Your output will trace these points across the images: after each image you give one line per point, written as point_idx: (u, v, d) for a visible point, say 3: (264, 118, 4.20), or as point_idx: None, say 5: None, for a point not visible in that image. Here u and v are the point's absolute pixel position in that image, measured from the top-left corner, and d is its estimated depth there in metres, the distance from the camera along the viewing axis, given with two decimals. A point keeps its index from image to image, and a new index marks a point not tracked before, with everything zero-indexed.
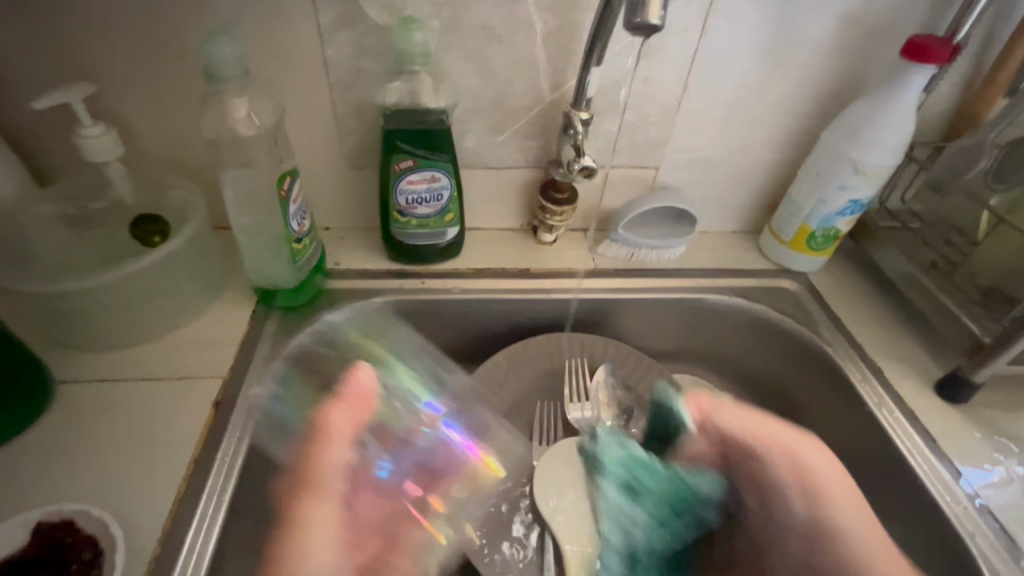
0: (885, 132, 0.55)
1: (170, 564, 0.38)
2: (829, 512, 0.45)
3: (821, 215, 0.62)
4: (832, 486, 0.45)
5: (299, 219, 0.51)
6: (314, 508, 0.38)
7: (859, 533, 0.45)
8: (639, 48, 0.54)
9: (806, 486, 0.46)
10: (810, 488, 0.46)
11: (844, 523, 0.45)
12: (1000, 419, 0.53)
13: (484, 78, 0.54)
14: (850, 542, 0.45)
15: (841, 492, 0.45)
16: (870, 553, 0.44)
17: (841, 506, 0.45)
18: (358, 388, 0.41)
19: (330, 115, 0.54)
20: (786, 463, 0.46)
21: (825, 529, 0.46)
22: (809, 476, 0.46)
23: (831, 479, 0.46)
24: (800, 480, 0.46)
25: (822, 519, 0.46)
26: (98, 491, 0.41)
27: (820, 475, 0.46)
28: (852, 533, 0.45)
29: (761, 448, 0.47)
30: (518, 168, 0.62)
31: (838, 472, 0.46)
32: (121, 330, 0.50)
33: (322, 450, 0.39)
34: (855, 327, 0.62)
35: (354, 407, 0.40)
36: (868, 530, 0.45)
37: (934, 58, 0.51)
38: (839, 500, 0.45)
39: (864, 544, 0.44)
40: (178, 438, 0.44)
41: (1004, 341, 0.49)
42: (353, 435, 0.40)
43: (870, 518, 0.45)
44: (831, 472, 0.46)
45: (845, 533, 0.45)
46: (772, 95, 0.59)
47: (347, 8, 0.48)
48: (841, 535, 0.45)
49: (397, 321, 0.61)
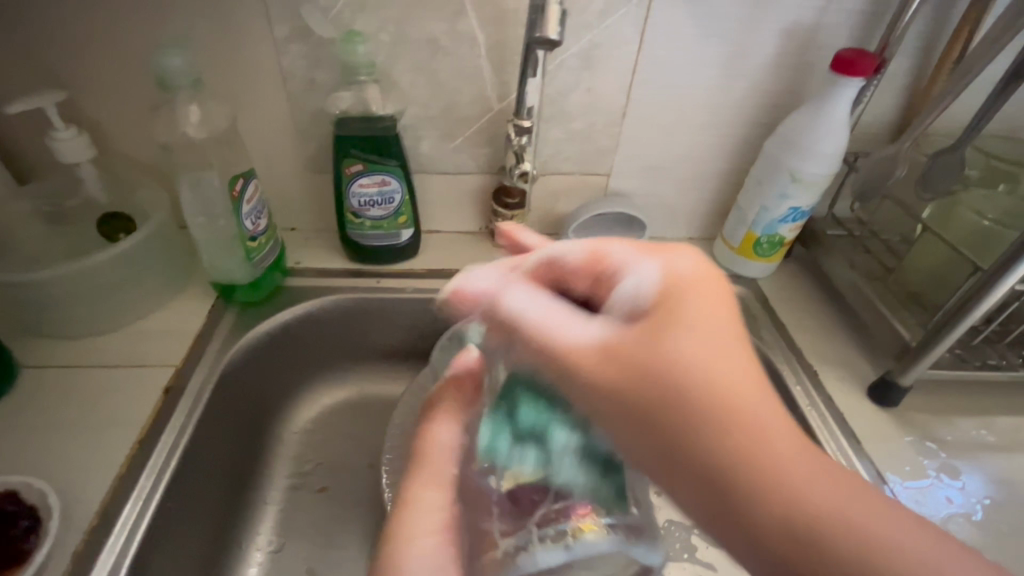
0: (819, 142, 0.57)
1: (106, 533, 0.41)
2: (759, 488, 0.25)
3: (765, 222, 0.64)
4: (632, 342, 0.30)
5: (253, 219, 0.54)
6: (422, 506, 0.35)
7: (800, 470, 0.26)
8: (580, 60, 0.57)
9: (663, 392, 0.27)
10: (655, 365, 0.28)
11: (787, 476, 0.25)
12: (926, 423, 0.55)
13: (433, 88, 0.57)
14: (793, 493, 0.25)
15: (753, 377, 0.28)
16: (818, 503, 0.25)
17: (695, 404, 0.27)
18: (458, 376, 0.42)
19: (288, 122, 0.58)
20: (589, 325, 0.31)
21: (767, 474, 0.25)
22: (618, 354, 0.29)
23: (716, 346, 0.28)
24: (704, 397, 0.27)
25: (769, 485, 0.25)
26: (51, 465, 0.45)
27: (677, 344, 0.28)
28: (693, 508, 0.26)
29: (542, 337, 0.31)
30: (472, 173, 0.64)
31: (708, 320, 0.29)
32: (85, 320, 0.54)
33: (426, 438, 0.39)
34: (797, 332, 0.63)
35: (458, 399, 0.41)
36: (786, 440, 0.26)
37: (860, 71, 0.52)
38: (717, 396, 0.27)
39: (729, 458, 0.26)
40: (128, 420, 0.48)
41: (927, 345, 0.51)
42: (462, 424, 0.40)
43: (794, 457, 0.26)
44: (718, 386, 0.27)
45: (749, 484, 0.25)
46: (714, 106, 0.62)
47: (298, 23, 0.51)
48: (715, 457, 0.26)
49: (353, 318, 0.64)
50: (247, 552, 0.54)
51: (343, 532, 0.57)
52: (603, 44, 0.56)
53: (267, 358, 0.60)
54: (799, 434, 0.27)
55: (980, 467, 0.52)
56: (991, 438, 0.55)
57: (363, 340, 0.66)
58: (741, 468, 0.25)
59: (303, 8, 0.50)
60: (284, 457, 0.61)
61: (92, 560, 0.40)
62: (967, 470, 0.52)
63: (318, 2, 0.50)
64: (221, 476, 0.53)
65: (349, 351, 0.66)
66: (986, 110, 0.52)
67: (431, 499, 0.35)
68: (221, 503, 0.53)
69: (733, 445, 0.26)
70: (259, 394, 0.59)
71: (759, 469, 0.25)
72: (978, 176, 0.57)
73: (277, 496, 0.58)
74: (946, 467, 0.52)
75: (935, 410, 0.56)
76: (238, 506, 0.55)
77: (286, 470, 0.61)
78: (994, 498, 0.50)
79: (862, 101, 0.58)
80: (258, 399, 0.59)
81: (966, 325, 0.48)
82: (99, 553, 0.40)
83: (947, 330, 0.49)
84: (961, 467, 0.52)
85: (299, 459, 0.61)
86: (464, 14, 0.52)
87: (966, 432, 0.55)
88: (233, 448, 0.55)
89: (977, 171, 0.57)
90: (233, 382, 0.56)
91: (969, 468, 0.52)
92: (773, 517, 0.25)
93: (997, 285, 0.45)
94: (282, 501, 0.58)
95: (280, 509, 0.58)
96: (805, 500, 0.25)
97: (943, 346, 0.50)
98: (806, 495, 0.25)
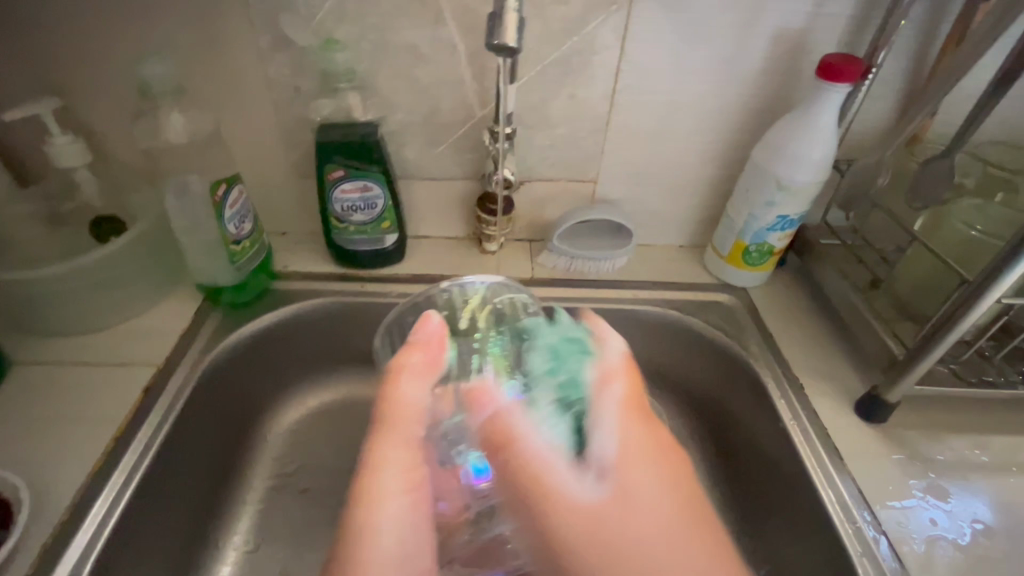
0: (805, 149, 0.56)
1: (76, 527, 0.43)
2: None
3: (752, 230, 0.62)
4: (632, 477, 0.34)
5: (236, 222, 0.55)
6: (392, 458, 0.35)
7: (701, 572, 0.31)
8: (561, 67, 0.57)
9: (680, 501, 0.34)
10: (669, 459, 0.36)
11: None
12: (914, 441, 0.53)
13: (414, 95, 0.57)
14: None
15: (687, 501, 0.34)
16: (714, 574, 0.32)
17: (665, 496, 0.34)
18: (427, 333, 0.39)
19: (275, 128, 0.59)
20: (616, 444, 0.35)
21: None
22: (649, 453, 0.35)
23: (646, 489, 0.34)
24: (671, 505, 0.34)
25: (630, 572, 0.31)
26: (32, 458, 0.47)
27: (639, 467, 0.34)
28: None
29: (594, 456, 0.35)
30: (457, 180, 0.65)
31: (668, 471, 0.35)
32: (75, 319, 0.55)
33: (392, 393, 0.37)
34: (785, 344, 0.61)
35: (424, 360, 0.38)
36: (695, 546, 0.32)
37: (845, 77, 0.51)
38: (657, 504, 0.33)
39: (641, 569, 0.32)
40: (108, 416, 0.50)
41: (913, 359, 0.49)
42: (429, 378, 0.38)
43: (708, 544, 0.33)
44: (651, 503, 0.33)
45: (651, 573, 0.31)
46: (700, 113, 0.61)
47: (281, 32, 0.52)
48: (657, 542, 0.32)
49: (338, 322, 0.65)
50: (223, 551, 0.55)
51: (319, 535, 0.57)
52: (583, 50, 0.56)
53: (250, 359, 0.61)
54: (712, 521, 0.34)
55: (971, 488, 0.50)
56: (984, 459, 0.53)
57: (348, 343, 0.66)
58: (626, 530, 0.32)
59: (285, 18, 0.52)
60: (266, 458, 0.62)
61: (61, 553, 0.41)
62: (956, 492, 0.50)
63: (299, 12, 0.51)
64: (199, 474, 0.54)
65: (334, 354, 0.67)
66: (975, 112, 0.50)
67: (400, 451, 0.36)
68: (197, 501, 0.54)
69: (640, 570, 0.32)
70: (241, 395, 0.60)
71: (679, 553, 0.32)
72: (974, 184, 0.55)
73: (255, 496, 0.59)
74: (934, 487, 0.50)
75: (925, 428, 0.54)
76: (216, 505, 0.56)
77: (267, 470, 0.61)
78: (983, 522, 0.48)
79: (851, 106, 0.57)
80: (241, 400, 0.60)
81: (951, 339, 0.46)
82: (67, 548, 0.42)
83: (933, 344, 0.47)
84: (950, 488, 0.50)
85: (280, 460, 0.62)
86: (442, 22, 0.53)
87: (958, 451, 0.53)
88: (212, 448, 0.56)
89: (972, 178, 0.55)
90: (214, 382, 0.56)
91: (958, 489, 0.50)
92: None
93: (981, 299, 0.43)
94: (260, 502, 0.59)
95: (259, 509, 0.59)
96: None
97: (929, 360, 0.48)
98: (691, 574, 0.31)
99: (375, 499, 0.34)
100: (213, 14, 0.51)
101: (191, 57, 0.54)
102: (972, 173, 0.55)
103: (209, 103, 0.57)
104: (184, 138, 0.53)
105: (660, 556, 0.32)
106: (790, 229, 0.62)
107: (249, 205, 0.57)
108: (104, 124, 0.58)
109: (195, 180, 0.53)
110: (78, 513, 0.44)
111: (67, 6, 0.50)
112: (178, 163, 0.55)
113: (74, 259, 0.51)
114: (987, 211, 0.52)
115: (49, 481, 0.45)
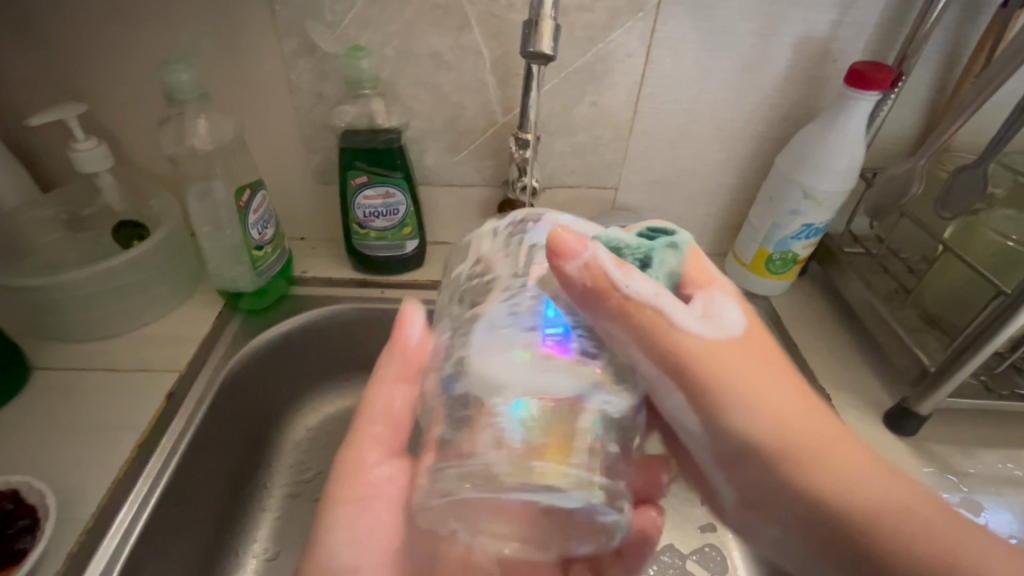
0: (832, 157, 0.55)
1: (100, 536, 0.42)
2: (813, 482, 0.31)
3: (776, 239, 0.62)
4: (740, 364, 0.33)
5: (258, 228, 0.55)
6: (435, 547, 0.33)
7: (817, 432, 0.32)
8: (585, 74, 0.56)
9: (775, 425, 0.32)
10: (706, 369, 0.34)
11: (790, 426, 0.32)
12: (945, 455, 0.52)
13: (436, 102, 0.57)
14: (821, 471, 0.31)
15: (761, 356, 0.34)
16: (860, 467, 0.31)
17: (745, 386, 0.33)
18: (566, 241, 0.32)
19: (296, 135, 0.59)
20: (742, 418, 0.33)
21: (783, 445, 0.32)
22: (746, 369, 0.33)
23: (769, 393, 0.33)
24: (723, 379, 0.33)
25: (809, 469, 0.31)
26: (53, 466, 0.46)
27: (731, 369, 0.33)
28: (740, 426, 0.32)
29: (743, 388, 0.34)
30: (477, 186, 0.64)
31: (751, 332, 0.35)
32: (96, 324, 0.55)
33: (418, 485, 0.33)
34: (810, 353, 0.61)
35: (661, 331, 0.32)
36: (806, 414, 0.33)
37: (875, 86, 0.50)
38: (747, 367, 0.33)
39: (800, 445, 0.32)
40: (129, 423, 0.49)
41: (945, 372, 0.48)
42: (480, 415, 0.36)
43: (861, 447, 0.32)
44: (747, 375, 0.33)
45: (808, 467, 0.31)
46: (723, 120, 0.60)
47: (305, 38, 0.52)
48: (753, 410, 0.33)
49: (357, 328, 0.64)
50: (243, 561, 0.54)
51: None
52: (609, 57, 0.55)
53: (270, 365, 0.60)
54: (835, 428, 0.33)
55: (1006, 503, 0.49)
56: (1018, 473, 0.52)
57: (373, 351, 0.66)
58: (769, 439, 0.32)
59: (310, 24, 0.51)
60: (285, 466, 0.61)
61: (87, 561, 0.41)
62: (990, 505, 0.49)
63: (325, 18, 0.51)
64: (218, 483, 0.53)
65: (354, 363, 0.66)
66: (1004, 129, 0.50)
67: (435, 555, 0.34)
68: (219, 512, 0.53)
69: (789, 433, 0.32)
70: (262, 403, 0.60)
71: (789, 452, 0.31)
72: (1004, 194, 0.54)
73: (276, 504, 0.59)
74: (967, 502, 0.49)
75: (956, 441, 0.53)
76: (234, 514, 0.55)
77: (286, 478, 0.61)
78: (1018, 538, 0.47)
79: (877, 114, 0.56)
80: (258, 407, 0.59)
81: (986, 352, 0.45)
82: (92, 557, 0.41)
83: (968, 357, 0.46)
84: (984, 502, 0.49)
85: (299, 468, 0.62)
86: (467, 29, 0.53)
87: (990, 464, 0.52)
88: (232, 455, 0.55)
89: (1002, 189, 0.55)
90: (237, 387, 0.56)
91: (993, 503, 0.49)
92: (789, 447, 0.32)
93: (1019, 310, 0.42)
94: (280, 509, 0.58)
95: (277, 517, 0.58)
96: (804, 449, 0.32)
97: (963, 374, 0.47)
98: (843, 474, 0.30)
99: (355, 492, 0.40)
100: (238, 20, 0.51)
101: (213, 63, 0.54)
102: (1002, 183, 0.55)
103: (231, 109, 0.57)
104: (208, 144, 0.53)
105: (851, 492, 0.30)
106: (815, 238, 0.61)
107: (271, 212, 0.56)
108: (125, 129, 0.58)
109: (219, 186, 0.53)
110: (100, 523, 0.43)
111: (92, 12, 0.50)
112: (201, 169, 0.55)
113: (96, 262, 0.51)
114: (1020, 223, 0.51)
115: (69, 489, 0.45)
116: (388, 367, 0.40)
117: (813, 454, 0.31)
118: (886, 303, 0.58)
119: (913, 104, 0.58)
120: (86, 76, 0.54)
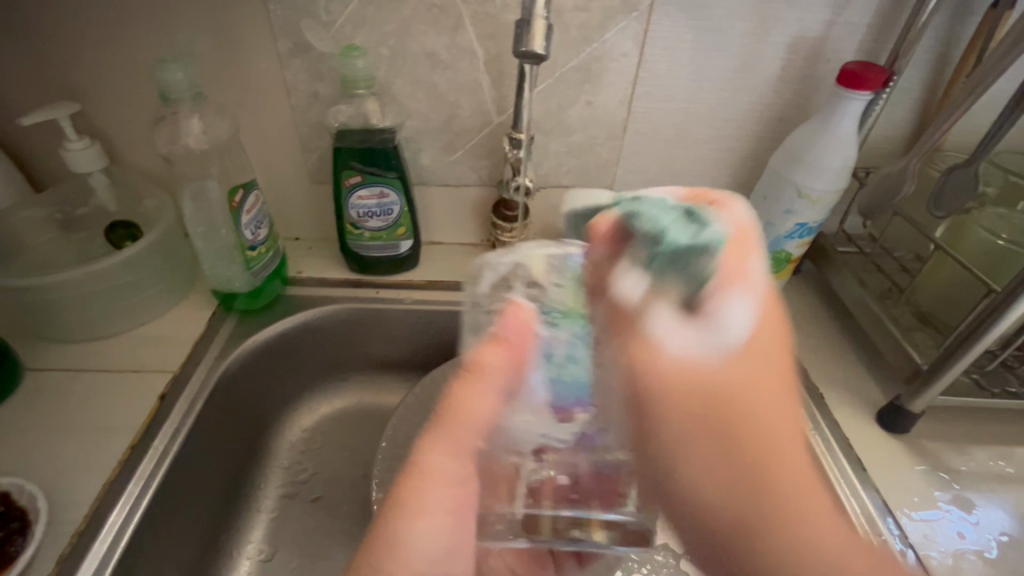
0: (825, 156, 0.55)
1: (93, 536, 0.42)
2: (760, 533, 0.26)
3: (771, 238, 0.62)
4: (734, 384, 0.27)
5: (252, 228, 0.55)
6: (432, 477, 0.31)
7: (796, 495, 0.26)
8: (579, 74, 0.57)
9: (733, 480, 0.26)
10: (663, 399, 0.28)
11: (767, 476, 0.26)
12: (938, 452, 0.52)
13: (431, 101, 0.57)
14: (780, 528, 0.26)
15: (725, 381, 0.27)
16: (819, 529, 0.26)
17: (682, 421, 0.27)
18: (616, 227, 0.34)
19: (291, 134, 0.59)
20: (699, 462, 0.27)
21: (755, 497, 0.26)
22: (711, 394, 0.27)
23: (751, 421, 0.27)
24: (691, 409, 0.27)
25: (755, 524, 0.26)
26: (45, 468, 0.46)
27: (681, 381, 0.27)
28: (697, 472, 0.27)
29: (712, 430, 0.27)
30: (472, 186, 0.64)
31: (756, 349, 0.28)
32: (89, 325, 0.55)
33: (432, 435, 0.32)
34: (803, 352, 0.61)
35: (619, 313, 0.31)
36: (785, 452, 0.26)
37: (867, 85, 0.51)
38: (731, 402, 0.27)
39: (733, 497, 0.26)
40: (122, 424, 0.49)
41: (937, 370, 0.48)
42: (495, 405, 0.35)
43: (812, 487, 0.26)
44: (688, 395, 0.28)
45: (755, 522, 0.26)
46: (718, 120, 0.61)
47: (300, 38, 0.52)
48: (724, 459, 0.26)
49: (351, 328, 0.64)
50: (237, 562, 0.54)
51: (332, 546, 0.56)
52: (603, 56, 0.55)
53: (265, 365, 0.60)
54: (806, 472, 0.27)
55: (997, 500, 0.49)
56: (1010, 470, 0.52)
57: (368, 351, 0.66)
58: (729, 486, 0.26)
59: (303, 23, 0.51)
60: (279, 467, 0.61)
61: (79, 562, 0.41)
62: (982, 502, 0.49)
63: (319, 18, 0.51)
64: (211, 483, 0.53)
65: (348, 363, 0.66)
66: (997, 127, 0.50)
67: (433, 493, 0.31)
68: (212, 512, 0.53)
69: (744, 475, 0.26)
70: (256, 403, 0.60)
71: (766, 500, 0.26)
72: (996, 193, 0.55)
73: (270, 505, 0.58)
74: (960, 499, 0.49)
75: (949, 438, 0.54)
76: (227, 515, 0.55)
77: (280, 479, 0.60)
78: (1010, 534, 0.47)
79: (870, 113, 0.56)
80: (253, 407, 0.59)
81: (978, 351, 0.45)
82: (83, 559, 0.41)
83: (961, 354, 0.46)
84: (976, 499, 0.49)
85: (293, 469, 0.61)
86: (462, 29, 0.53)
87: (982, 462, 0.52)
88: (226, 456, 0.55)
89: (993, 188, 0.55)
90: (231, 387, 0.56)
91: (984, 499, 0.49)
92: (710, 495, 0.26)
93: (1010, 309, 0.42)
94: (274, 510, 0.58)
95: (271, 518, 0.58)
96: (709, 500, 0.26)
97: (955, 371, 0.47)
98: (806, 541, 0.26)
99: (417, 509, 0.30)
100: (232, 19, 0.51)
101: (207, 63, 0.54)
102: (993, 182, 0.55)
103: (225, 109, 0.57)
104: (202, 144, 0.53)
105: (792, 556, 0.26)
106: (808, 237, 0.61)
107: (265, 212, 0.56)
108: (119, 129, 0.58)
109: (213, 186, 0.53)
110: (93, 524, 0.43)
111: (85, 11, 0.50)
112: (195, 169, 0.54)
113: (88, 263, 0.51)
114: (1012, 222, 0.51)
115: (61, 490, 0.45)
116: (455, 382, 0.34)
117: (733, 498, 0.26)
118: (879, 302, 0.58)
119: (906, 104, 0.58)
120: (79, 76, 0.54)
